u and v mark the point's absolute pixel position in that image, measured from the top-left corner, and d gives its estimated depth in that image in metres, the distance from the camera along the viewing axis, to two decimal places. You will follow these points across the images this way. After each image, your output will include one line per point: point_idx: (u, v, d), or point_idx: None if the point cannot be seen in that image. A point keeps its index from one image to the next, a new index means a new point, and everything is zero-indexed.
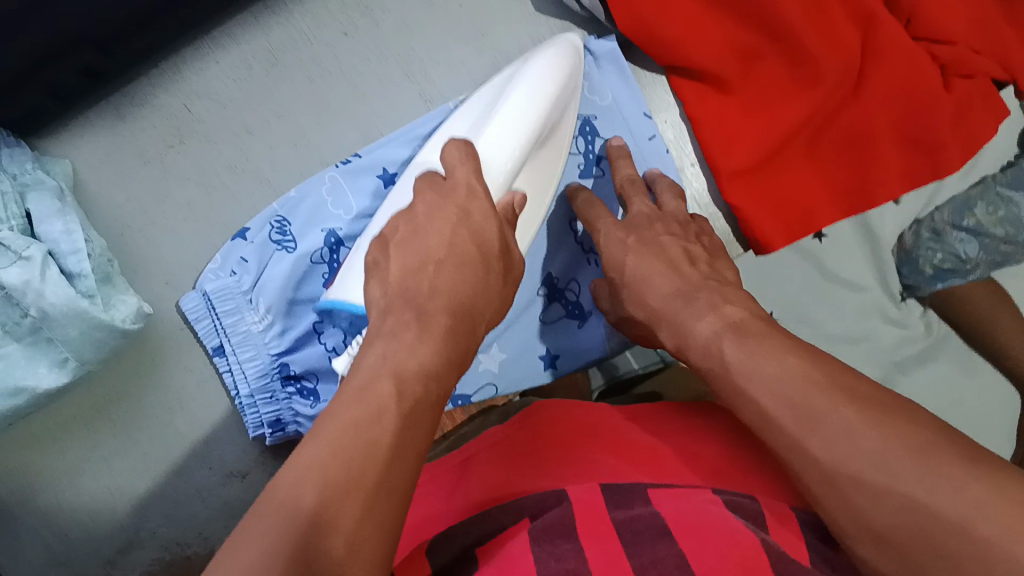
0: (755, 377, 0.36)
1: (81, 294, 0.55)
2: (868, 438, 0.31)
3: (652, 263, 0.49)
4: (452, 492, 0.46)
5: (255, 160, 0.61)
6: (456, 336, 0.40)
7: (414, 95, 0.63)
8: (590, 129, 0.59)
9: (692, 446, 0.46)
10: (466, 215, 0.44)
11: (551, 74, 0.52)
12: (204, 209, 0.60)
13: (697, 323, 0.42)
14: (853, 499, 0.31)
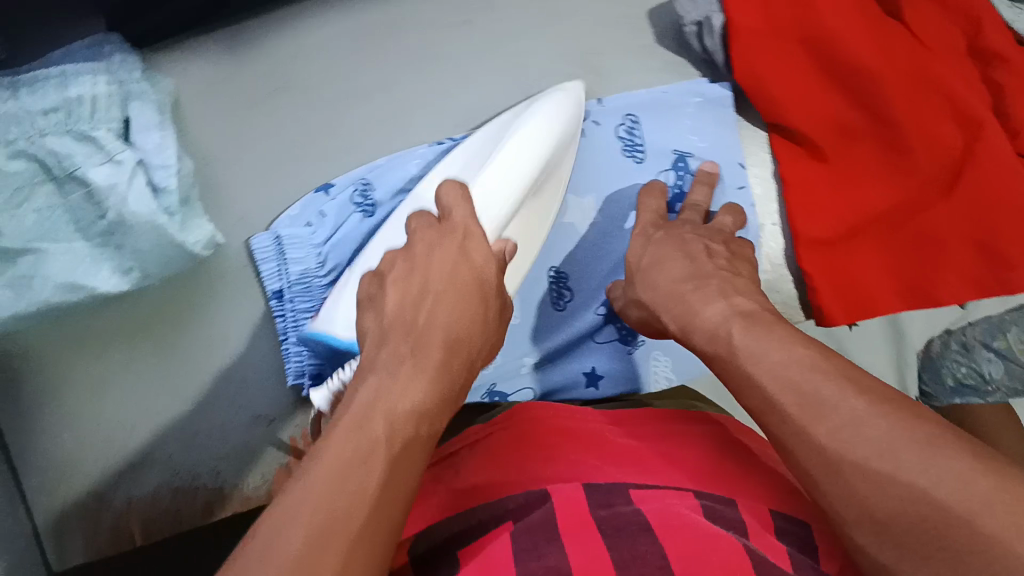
0: (762, 364, 0.38)
1: (162, 209, 0.55)
2: (874, 426, 0.32)
3: (665, 251, 0.53)
4: (452, 478, 0.50)
5: (348, 123, 0.61)
6: (447, 373, 0.40)
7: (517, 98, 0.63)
8: (683, 165, 0.61)
9: (672, 453, 0.50)
10: (463, 253, 0.46)
11: (545, 118, 0.56)
12: (288, 158, 0.60)
13: (706, 308, 0.45)
14: (851, 482, 0.31)
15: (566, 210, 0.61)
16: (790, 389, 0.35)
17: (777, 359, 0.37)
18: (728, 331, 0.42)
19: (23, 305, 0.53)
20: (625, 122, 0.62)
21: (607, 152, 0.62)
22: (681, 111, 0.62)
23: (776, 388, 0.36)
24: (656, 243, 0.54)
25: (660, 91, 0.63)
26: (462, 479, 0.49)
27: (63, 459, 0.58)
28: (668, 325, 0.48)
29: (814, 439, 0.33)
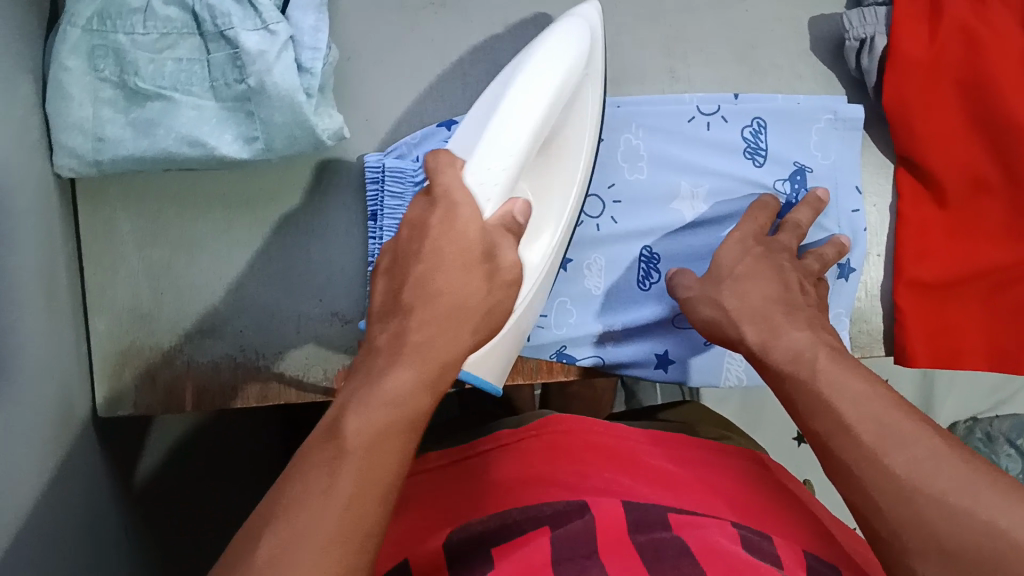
0: (841, 393, 0.39)
1: (302, 88, 0.55)
2: (954, 465, 0.33)
3: (764, 271, 0.52)
4: (490, 472, 0.52)
5: (496, 55, 0.61)
6: (444, 337, 0.37)
7: (664, 69, 0.61)
8: (800, 178, 0.61)
9: (704, 480, 0.52)
10: (450, 215, 0.41)
11: (550, 63, 0.50)
12: (431, 70, 0.60)
13: (791, 332, 0.45)
14: (924, 511, 0.32)
15: (676, 197, 0.61)
16: (868, 418, 0.36)
17: (859, 388, 0.38)
18: (813, 355, 0.42)
19: (145, 147, 0.56)
20: (751, 125, 0.61)
21: (727, 148, 0.61)
22: (809, 125, 0.61)
23: (854, 413, 0.37)
24: (752, 257, 0.53)
25: (795, 103, 0.61)
26: (500, 474, 0.51)
27: (137, 308, 0.59)
28: (745, 338, 0.48)
29: (887, 462, 0.34)
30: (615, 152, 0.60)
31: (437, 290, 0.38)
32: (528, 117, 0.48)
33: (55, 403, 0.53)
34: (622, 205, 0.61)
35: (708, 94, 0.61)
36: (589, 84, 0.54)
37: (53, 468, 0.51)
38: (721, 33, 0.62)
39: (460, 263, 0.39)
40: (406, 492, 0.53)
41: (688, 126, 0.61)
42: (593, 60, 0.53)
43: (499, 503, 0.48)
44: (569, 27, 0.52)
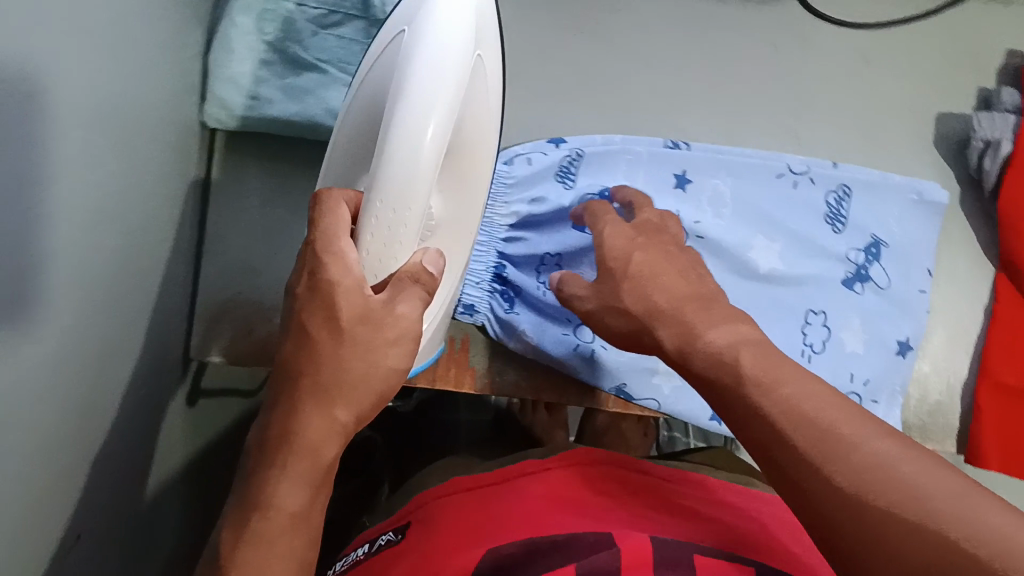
0: (777, 397, 0.34)
1: None
2: (908, 471, 0.29)
3: (660, 265, 0.45)
4: (497, 498, 0.53)
5: (632, 84, 0.62)
6: (340, 400, 0.38)
7: (789, 133, 0.63)
8: (875, 252, 0.61)
9: (711, 517, 0.51)
10: (320, 292, 0.38)
11: (441, 66, 0.37)
12: (569, 88, 0.62)
13: (708, 331, 0.40)
14: (876, 527, 0.28)
15: (752, 247, 0.60)
16: (797, 423, 0.33)
17: (831, 397, 0.34)
18: (736, 360, 0.37)
19: (294, 111, 0.59)
20: (836, 191, 0.62)
21: (812, 208, 0.61)
22: (892, 201, 0.62)
23: (788, 420, 0.33)
24: (642, 250, 0.46)
25: (882, 176, 0.62)
26: (509, 501, 0.52)
27: (247, 261, 0.61)
28: (665, 342, 0.42)
29: (835, 464, 0.30)
30: (701, 193, 0.60)
31: (316, 388, 0.37)
32: (429, 148, 0.37)
33: (154, 331, 0.55)
34: (704, 241, 0.59)
35: (799, 156, 0.62)
36: (483, 70, 0.41)
37: (136, 395, 0.53)
38: (848, 110, 0.64)
39: (327, 331, 0.38)
40: (427, 512, 0.53)
41: (778, 182, 0.61)
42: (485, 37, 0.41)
43: (509, 529, 0.48)
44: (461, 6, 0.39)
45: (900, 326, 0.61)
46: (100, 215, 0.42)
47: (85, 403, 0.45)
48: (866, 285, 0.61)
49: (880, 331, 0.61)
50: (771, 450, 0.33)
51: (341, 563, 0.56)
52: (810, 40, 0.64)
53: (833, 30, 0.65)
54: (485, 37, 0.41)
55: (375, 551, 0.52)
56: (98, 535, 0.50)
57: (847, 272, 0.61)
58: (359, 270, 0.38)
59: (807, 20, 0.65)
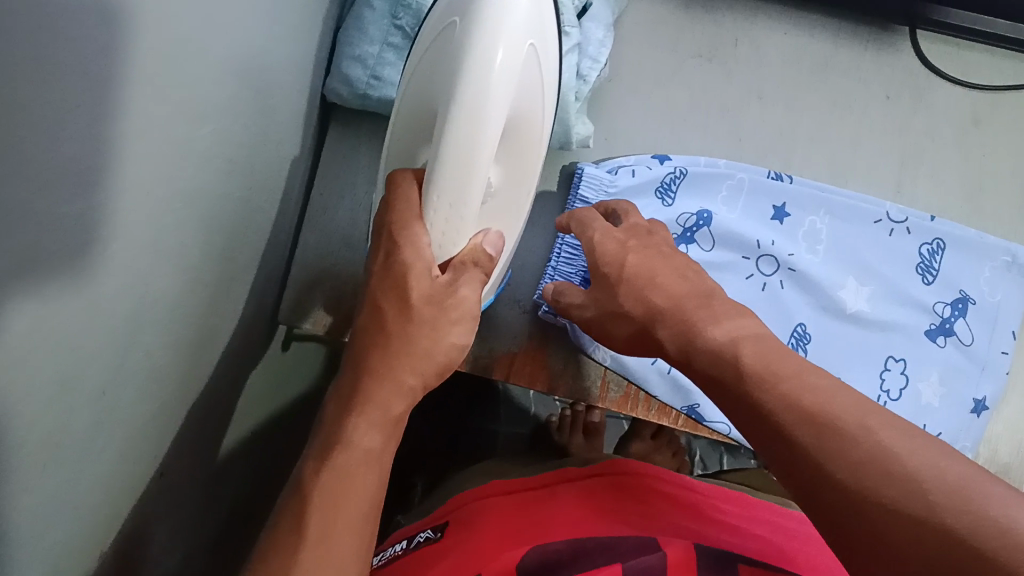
0: (779, 396, 0.38)
1: (574, 93, 0.58)
2: (907, 459, 0.33)
3: (654, 265, 0.50)
4: (532, 500, 0.54)
5: (744, 115, 0.63)
6: (412, 362, 0.43)
7: (892, 183, 0.64)
8: (961, 307, 0.63)
9: (740, 527, 0.52)
10: (400, 273, 0.44)
11: (493, 64, 0.38)
12: (681, 110, 0.63)
13: (709, 326, 0.44)
14: (870, 514, 0.32)
15: (843, 287, 0.62)
16: (805, 421, 0.36)
17: (842, 396, 0.37)
18: (736, 354, 0.42)
19: None
20: (930, 243, 0.63)
21: (904, 258, 0.63)
22: (986, 261, 0.63)
23: (787, 415, 0.37)
24: (636, 252, 0.51)
25: (982, 236, 0.63)
26: (547, 503, 0.53)
27: (347, 236, 0.62)
28: (663, 342, 0.46)
29: (842, 457, 0.34)
30: (797, 227, 0.62)
31: (390, 357, 0.43)
32: (483, 145, 0.39)
33: (252, 289, 0.56)
34: (796, 274, 0.61)
35: (899, 204, 0.63)
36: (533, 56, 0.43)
37: (228, 351, 0.55)
38: (954, 168, 0.65)
39: (398, 306, 0.44)
40: (470, 512, 0.53)
41: (875, 228, 0.62)
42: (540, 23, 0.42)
43: (550, 531, 0.48)
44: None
45: (978, 385, 0.62)
46: (212, 160, 0.44)
47: (186, 346, 0.47)
48: (949, 339, 0.62)
49: (959, 388, 0.62)
50: (784, 443, 0.37)
51: (378, 556, 0.56)
52: (924, 93, 0.65)
53: (951, 88, 0.65)
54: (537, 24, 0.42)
55: (415, 547, 0.52)
56: (178, 480, 0.53)
57: (931, 324, 0.62)
58: (427, 249, 0.44)
59: (925, 75, 0.65)
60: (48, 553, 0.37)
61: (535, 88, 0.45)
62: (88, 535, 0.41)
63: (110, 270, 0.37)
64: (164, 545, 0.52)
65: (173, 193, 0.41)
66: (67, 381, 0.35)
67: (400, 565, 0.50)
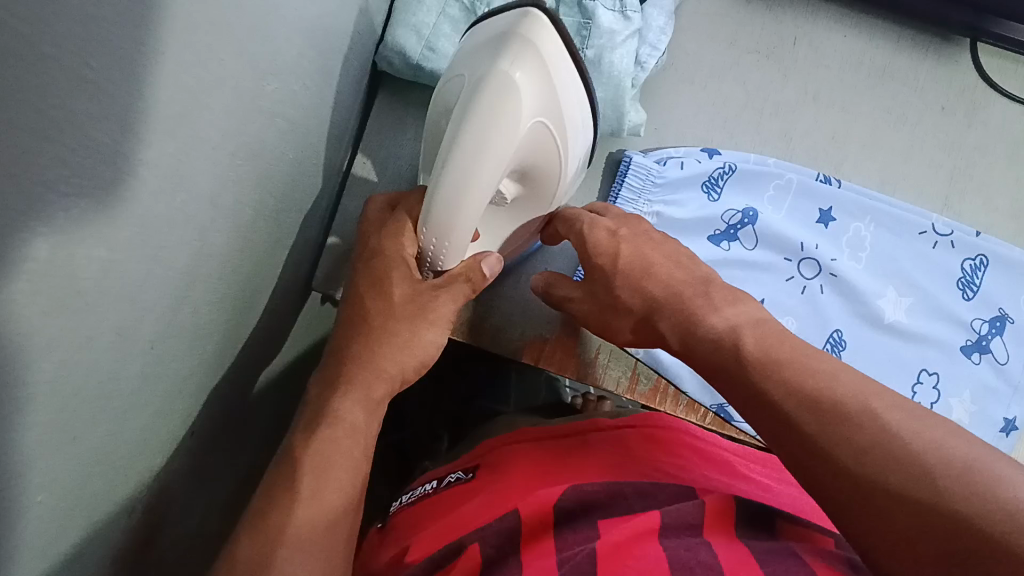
0: (790, 383, 0.39)
1: (631, 79, 0.57)
2: (913, 443, 0.34)
3: (648, 255, 0.49)
4: (555, 444, 0.52)
5: (798, 117, 0.63)
6: (387, 348, 0.48)
7: (938, 197, 0.64)
8: (999, 325, 0.63)
9: (774, 487, 0.50)
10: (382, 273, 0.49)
11: (480, 150, 0.39)
12: (734, 107, 0.63)
13: (711, 313, 0.44)
14: (878, 501, 0.33)
15: (882, 298, 0.62)
16: (806, 406, 0.37)
17: (844, 378, 0.38)
18: (737, 342, 0.42)
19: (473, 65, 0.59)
20: (973, 259, 0.62)
21: (945, 272, 0.62)
22: None
23: (791, 404, 0.38)
24: (629, 243, 0.49)
25: None
26: (577, 447, 0.51)
27: None
28: (665, 333, 0.47)
29: (850, 440, 0.35)
30: (842, 233, 0.62)
31: (366, 347, 0.48)
32: (462, 206, 0.41)
33: (292, 250, 0.56)
34: (837, 279, 0.61)
35: (945, 217, 0.63)
36: (552, 119, 0.42)
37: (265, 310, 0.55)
38: (1003, 185, 0.64)
39: (380, 300, 0.49)
40: (499, 456, 0.52)
41: (920, 239, 0.62)
42: (549, 98, 0.41)
43: (582, 474, 0.47)
44: (514, 77, 0.38)
45: (1008, 405, 0.62)
46: (275, 119, 0.44)
47: (230, 306, 0.47)
48: (984, 356, 0.62)
49: (988, 407, 0.62)
50: (790, 431, 0.38)
51: (406, 495, 0.56)
52: (980, 108, 0.64)
53: (1007, 104, 0.64)
54: (557, 87, 0.41)
55: (446, 486, 0.52)
56: (205, 438, 0.52)
57: (968, 340, 0.62)
58: (413, 260, 0.49)
59: (981, 89, 0.65)
60: (89, 501, 0.37)
61: (552, 141, 0.44)
62: (127, 486, 0.41)
63: (173, 223, 0.36)
64: (187, 503, 0.52)
65: (237, 151, 0.41)
66: (124, 331, 0.35)
67: (430, 508, 0.50)
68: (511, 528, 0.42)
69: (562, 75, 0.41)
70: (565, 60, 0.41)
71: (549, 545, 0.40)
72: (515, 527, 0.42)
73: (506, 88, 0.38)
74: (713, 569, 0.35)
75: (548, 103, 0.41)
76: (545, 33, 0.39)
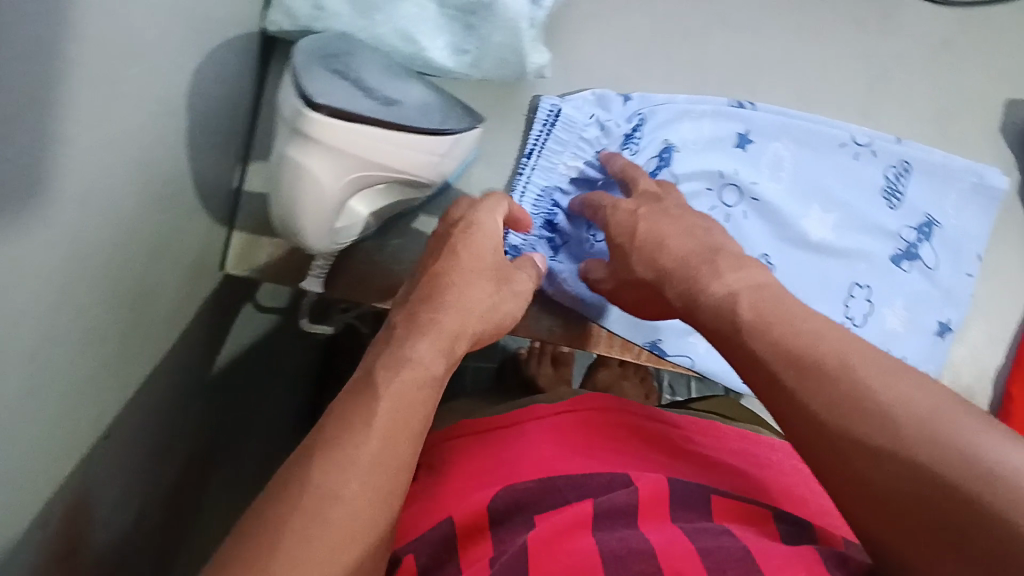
0: (770, 344, 0.39)
1: (528, 18, 0.56)
2: (880, 394, 0.34)
3: (662, 228, 0.49)
4: (495, 431, 0.50)
5: (709, 41, 0.62)
6: (446, 332, 0.43)
7: (857, 108, 0.63)
8: (925, 231, 0.63)
9: (715, 460, 0.49)
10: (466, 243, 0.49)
11: (292, 208, 0.44)
12: (641, 39, 0.61)
13: (713, 281, 0.44)
14: (850, 455, 0.34)
15: (808, 218, 0.61)
16: (790, 361, 0.38)
17: (830, 337, 0.38)
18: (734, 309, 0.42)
19: (359, 29, 0.54)
20: (895, 167, 0.62)
21: (868, 183, 0.62)
22: (953, 184, 0.62)
23: (779, 363, 0.38)
24: (646, 218, 0.50)
25: (948, 158, 0.62)
26: (521, 434, 0.49)
27: None
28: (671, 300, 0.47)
29: (822, 395, 0.36)
30: (761, 154, 0.61)
31: (430, 319, 0.43)
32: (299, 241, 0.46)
33: (195, 234, 0.54)
34: (760, 203, 0.60)
35: (865, 128, 0.62)
36: (372, 176, 0.44)
37: (176, 298, 0.53)
38: (921, 91, 0.63)
39: (440, 275, 0.47)
40: (435, 452, 0.50)
41: (840, 152, 0.61)
42: (361, 172, 0.43)
43: (523, 467, 0.45)
44: (299, 163, 0.41)
45: (942, 309, 0.62)
46: (145, 104, 0.42)
47: (127, 300, 0.45)
48: (914, 264, 0.62)
49: (920, 314, 0.62)
50: (772, 385, 0.38)
51: None
52: (894, 12, 0.63)
53: (920, 7, 0.63)
54: (360, 157, 0.42)
55: None
56: (130, 437, 0.51)
57: (897, 249, 0.62)
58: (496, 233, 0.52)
59: None
60: None
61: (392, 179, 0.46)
62: (31, 501, 0.40)
63: (35, 231, 0.34)
64: (116, 505, 0.51)
65: (104, 143, 0.39)
66: None
67: None
68: (446, 534, 0.42)
69: (369, 146, 0.42)
70: (372, 133, 0.42)
71: (485, 549, 0.41)
72: (450, 533, 0.42)
73: (298, 172, 0.42)
74: (643, 555, 0.37)
75: (355, 169, 0.43)
76: (331, 127, 0.40)
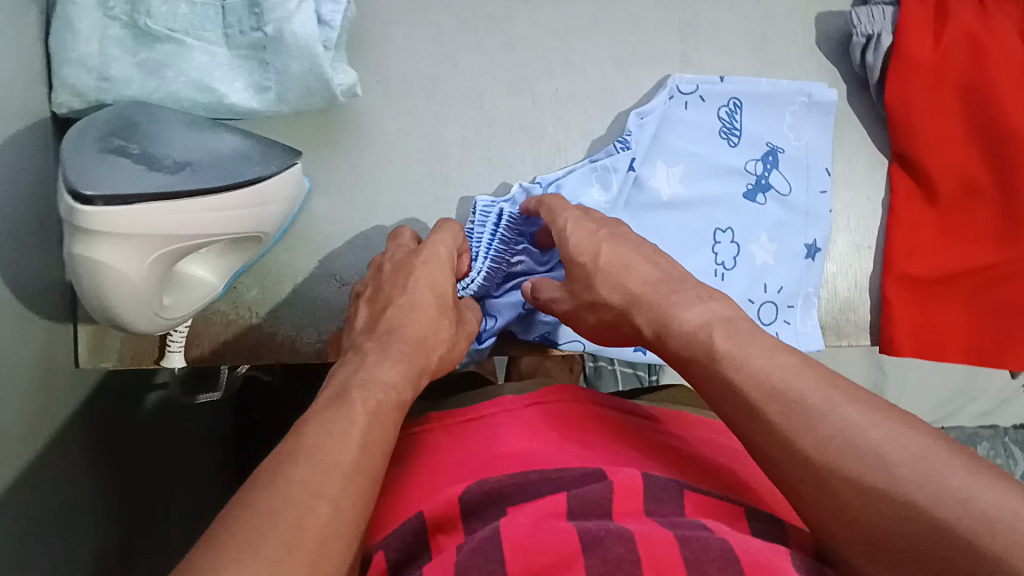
0: (746, 372, 0.37)
1: (322, 40, 0.54)
2: (870, 433, 0.33)
3: (625, 252, 0.50)
4: (461, 440, 0.46)
5: (513, 23, 0.61)
6: (410, 356, 0.45)
7: (676, 54, 0.63)
8: (772, 159, 0.63)
9: (691, 451, 0.46)
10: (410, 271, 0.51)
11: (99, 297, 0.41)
12: (447, 38, 0.60)
13: (685, 311, 0.43)
14: (836, 489, 0.33)
15: (655, 176, 0.60)
16: (768, 393, 0.36)
17: (810, 371, 0.36)
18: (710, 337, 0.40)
19: (152, 89, 0.52)
20: (727, 105, 0.62)
21: (706, 128, 0.62)
22: (785, 108, 0.63)
23: (756, 392, 0.36)
24: (610, 242, 0.51)
25: (772, 86, 0.63)
26: (490, 437, 0.45)
27: None
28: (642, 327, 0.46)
29: (807, 431, 0.34)
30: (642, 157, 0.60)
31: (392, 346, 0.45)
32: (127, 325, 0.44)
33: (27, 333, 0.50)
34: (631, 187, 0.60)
35: (686, 75, 0.62)
36: (174, 247, 0.42)
37: (27, 405, 0.50)
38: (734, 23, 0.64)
39: (396, 311, 0.48)
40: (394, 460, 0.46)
41: (670, 104, 0.61)
42: (160, 247, 0.41)
43: (494, 466, 0.42)
44: (86, 257, 0.39)
45: (806, 231, 0.63)
46: None
47: None
48: (768, 195, 0.62)
49: (786, 240, 0.62)
50: (750, 420, 0.36)
51: None
52: None
53: None
54: (151, 233, 0.40)
55: None
56: (11, 560, 0.47)
57: (749, 184, 0.62)
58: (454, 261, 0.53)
59: None
60: None
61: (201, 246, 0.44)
62: None
63: None
64: None
65: None
66: None
67: None
68: (414, 525, 0.38)
69: (155, 220, 0.40)
70: (156, 209, 0.40)
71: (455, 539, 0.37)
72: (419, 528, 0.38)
73: (88, 266, 0.39)
74: (622, 538, 0.33)
75: (150, 246, 0.41)
76: (109, 216, 0.38)
